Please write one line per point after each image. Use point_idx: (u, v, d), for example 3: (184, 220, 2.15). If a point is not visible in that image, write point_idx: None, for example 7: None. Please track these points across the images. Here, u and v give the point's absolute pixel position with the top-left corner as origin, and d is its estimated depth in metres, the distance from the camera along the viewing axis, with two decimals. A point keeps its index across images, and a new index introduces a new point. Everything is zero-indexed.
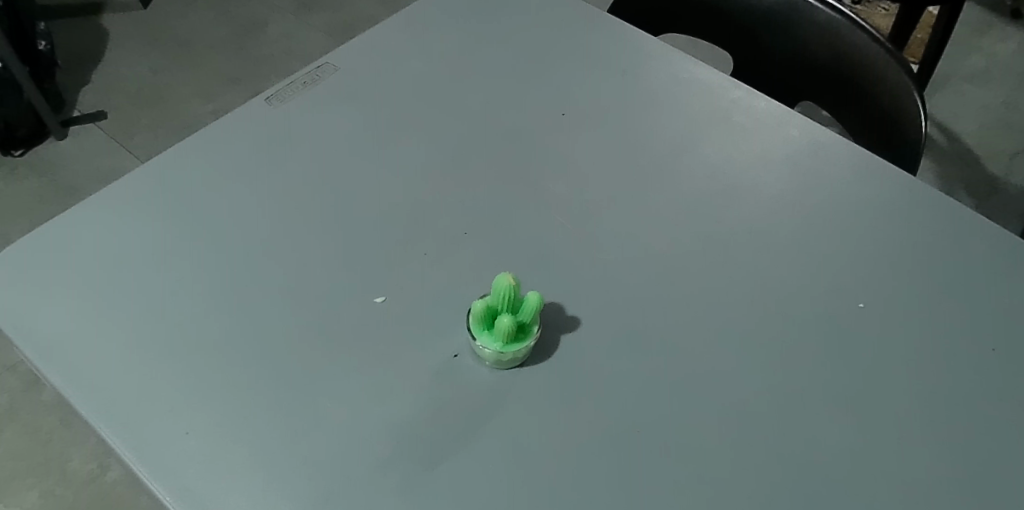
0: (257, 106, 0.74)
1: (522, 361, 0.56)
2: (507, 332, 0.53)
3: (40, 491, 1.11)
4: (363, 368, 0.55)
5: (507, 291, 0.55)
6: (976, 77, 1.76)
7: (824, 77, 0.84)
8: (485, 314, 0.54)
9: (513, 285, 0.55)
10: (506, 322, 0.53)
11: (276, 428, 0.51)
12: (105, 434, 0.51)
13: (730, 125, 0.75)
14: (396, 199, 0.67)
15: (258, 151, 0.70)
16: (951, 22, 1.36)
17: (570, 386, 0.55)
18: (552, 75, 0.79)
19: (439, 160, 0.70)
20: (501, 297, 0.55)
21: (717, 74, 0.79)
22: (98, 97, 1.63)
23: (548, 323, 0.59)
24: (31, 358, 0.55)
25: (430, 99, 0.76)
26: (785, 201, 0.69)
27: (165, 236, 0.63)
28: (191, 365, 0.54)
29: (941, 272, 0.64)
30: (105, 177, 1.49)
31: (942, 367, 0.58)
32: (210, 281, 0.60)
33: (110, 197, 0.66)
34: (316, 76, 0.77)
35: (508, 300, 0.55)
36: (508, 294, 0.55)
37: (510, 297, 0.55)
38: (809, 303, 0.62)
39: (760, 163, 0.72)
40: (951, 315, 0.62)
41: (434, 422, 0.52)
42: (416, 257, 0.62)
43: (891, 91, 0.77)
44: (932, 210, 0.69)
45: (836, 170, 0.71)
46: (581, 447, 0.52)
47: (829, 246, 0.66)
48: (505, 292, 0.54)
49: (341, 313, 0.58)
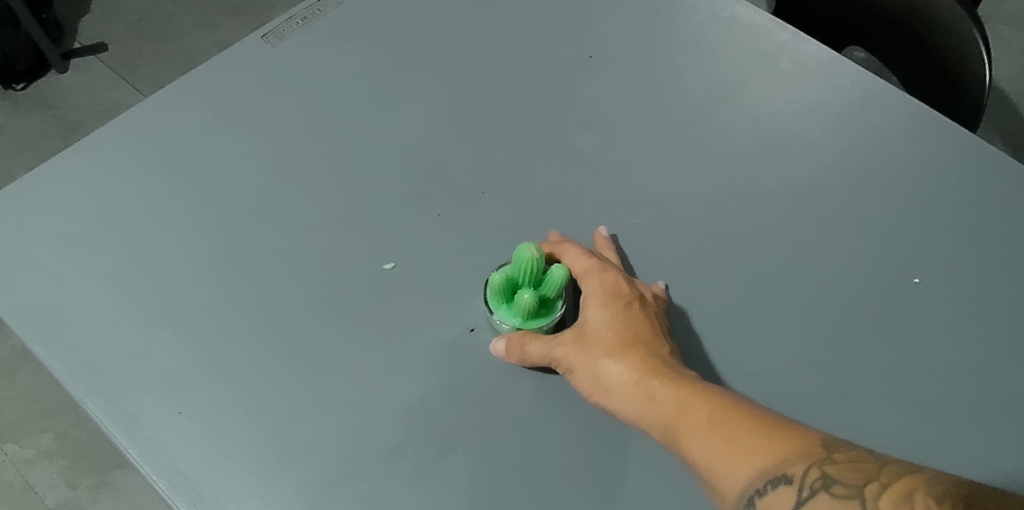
0: (253, 45, 0.67)
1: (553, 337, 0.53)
2: (526, 308, 0.49)
3: (54, 434, 1.05)
4: (372, 341, 0.51)
5: (531, 265, 0.50)
6: (1019, 20, 1.64)
7: (876, 21, 0.76)
8: (506, 291, 0.50)
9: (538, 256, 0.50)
10: (529, 306, 0.49)
11: (281, 406, 0.48)
12: (92, 412, 0.48)
13: (773, 74, 0.68)
14: (407, 152, 0.61)
15: (257, 97, 0.64)
16: None
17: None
18: (577, 12, 0.72)
19: (454, 109, 0.64)
20: (523, 272, 0.50)
21: (759, 14, 0.71)
22: (97, 29, 1.55)
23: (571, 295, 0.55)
24: (16, 326, 0.51)
25: (444, 40, 0.69)
26: (833, 161, 0.63)
27: (160, 192, 0.58)
28: (186, 336, 0.51)
29: (1000, 244, 0.59)
30: (108, 112, 1.43)
31: (999, 346, 0.54)
32: (208, 244, 0.55)
33: (102, 147, 0.61)
34: (318, 11, 0.70)
35: (530, 273, 0.50)
36: (532, 267, 0.50)
37: (532, 270, 0.50)
38: (857, 276, 0.57)
39: (805, 115, 0.65)
40: (1014, 292, 0.56)
41: (448, 403, 0.49)
42: (429, 219, 0.57)
43: (950, 37, 0.69)
44: (994, 172, 0.62)
45: (890, 127, 0.65)
46: (607, 432, 0.48)
47: (880, 211, 0.60)
48: (526, 265, 0.49)
49: (347, 280, 0.54)
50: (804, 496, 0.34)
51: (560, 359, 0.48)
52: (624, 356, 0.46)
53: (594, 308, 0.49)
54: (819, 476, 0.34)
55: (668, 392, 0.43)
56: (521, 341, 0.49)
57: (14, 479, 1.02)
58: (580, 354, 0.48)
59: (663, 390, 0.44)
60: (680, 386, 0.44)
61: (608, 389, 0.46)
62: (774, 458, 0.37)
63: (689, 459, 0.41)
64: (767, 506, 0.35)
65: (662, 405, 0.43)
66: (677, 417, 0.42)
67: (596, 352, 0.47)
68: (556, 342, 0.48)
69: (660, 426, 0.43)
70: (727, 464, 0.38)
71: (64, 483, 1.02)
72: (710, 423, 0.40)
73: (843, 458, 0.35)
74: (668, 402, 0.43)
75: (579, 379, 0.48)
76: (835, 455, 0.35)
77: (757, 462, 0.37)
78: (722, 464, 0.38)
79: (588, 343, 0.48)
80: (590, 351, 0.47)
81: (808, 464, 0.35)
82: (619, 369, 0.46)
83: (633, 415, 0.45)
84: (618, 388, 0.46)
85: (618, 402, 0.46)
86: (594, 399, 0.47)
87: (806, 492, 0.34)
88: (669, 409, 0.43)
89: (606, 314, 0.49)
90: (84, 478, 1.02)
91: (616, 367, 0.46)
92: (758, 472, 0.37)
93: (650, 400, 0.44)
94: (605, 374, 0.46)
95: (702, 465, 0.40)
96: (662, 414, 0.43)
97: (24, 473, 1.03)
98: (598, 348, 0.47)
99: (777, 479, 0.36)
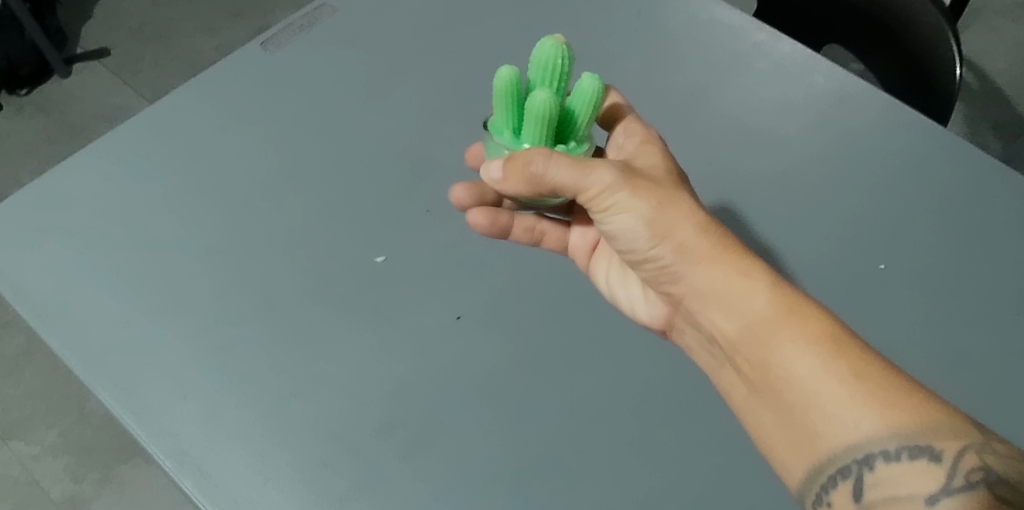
0: (252, 52, 0.70)
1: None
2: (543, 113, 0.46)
3: (60, 429, 1.09)
4: (365, 329, 0.54)
5: (549, 52, 0.47)
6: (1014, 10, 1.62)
7: (854, 18, 0.78)
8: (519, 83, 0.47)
9: (563, 48, 0.47)
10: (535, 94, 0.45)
11: (280, 389, 0.51)
12: (103, 396, 0.51)
13: (751, 73, 0.70)
14: (397, 151, 0.64)
15: (256, 100, 0.67)
16: None
17: (553, 244, 0.58)
18: (562, 15, 0.74)
19: (443, 110, 0.67)
20: (541, 63, 0.48)
21: (739, 15, 0.74)
22: (100, 34, 1.59)
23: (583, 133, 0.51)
24: (30, 318, 0.55)
25: (434, 44, 0.72)
26: (806, 155, 0.66)
27: (164, 191, 0.61)
28: (190, 326, 0.54)
29: (964, 232, 0.61)
30: (112, 116, 1.46)
31: (957, 329, 0.57)
32: (208, 240, 0.58)
33: (108, 148, 0.64)
34: (315, 17, 0.73)
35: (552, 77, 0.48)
36: (551, 56, 0.47)
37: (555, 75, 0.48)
38: (827, 263, 0.60)
39: (781, 112, 0.68)
40: (981, 279, 0.59)
41: (436, 385, 0.52)
42: (418, 214, 0.60)
43: (924, 35, 0.71)
44: (960, 164, 0.65)
45: (863, 123, 0.67)
46: (585, 412, 0.51)
47: (850, 202, 0.63)
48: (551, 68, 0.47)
49: (340, 272, 0.57)
50: (955, 483, 0.35)
51: (613, 191, 0.45)
52: (707, 221, 0.45)
53: (659, 166, 0.49)
54: (978, 467, 0.35)
55: (768, 294, 0.42)
56: (551, 154, 0.44)
57: (21, 474, 1.05)
58: (659, 191, 0.45)
59: (760, 286, 0.43)
60: (788, 292, 0.42)
61: (689, 240, 0.44)
62: (918, 424, 0.36)
63: (786, 371, 0.40)
64: (900, 473, 0.36)
65: (762, 303, 0.42)
66: (786, 315, 0.41)
67: (683, 204, 0.45)
68: (612, 170, 0.45)
69: (748, 319, 0.42)
70: (850, 406, 0.38)
71: (69, 477, 1.05)
72: (832, 347, 0.39)
73: (1004, 453, 0.35)
74: (771, 304, 0.42)
75: (654, 216, 0.45)
76: (996, 445, 0.35)
77: (893, 419, 0.37)
78: (850, 404, 0.38)
79: (672, 191, 0.46)
80: (676, 198, 0.45)
81: (964, 446, 0.35)
82: (695, 230, 0.44)
83: (706, 287, 0.44)
84: (692, 250, 0.44)
85: (690, 264, 0.44)
86: (659, 236, 0.45)
87: (957, 478, 0.35)
88: (767, 309, 0.42)
89: (672, 175, 0.49)
90: (89, 473, 1.05)
91: (691, 224, 0.44)
92: (893, 431, 0.37)
93: (743, 291, 0.43)
94: (678, 231, 0.44)
95: (809, 382, 0.39)
96: (756, 311, 0.42)
97: (31, 468, 1.06)
98: (683, 198, 0.46)
99: (916, 447, 0.36)
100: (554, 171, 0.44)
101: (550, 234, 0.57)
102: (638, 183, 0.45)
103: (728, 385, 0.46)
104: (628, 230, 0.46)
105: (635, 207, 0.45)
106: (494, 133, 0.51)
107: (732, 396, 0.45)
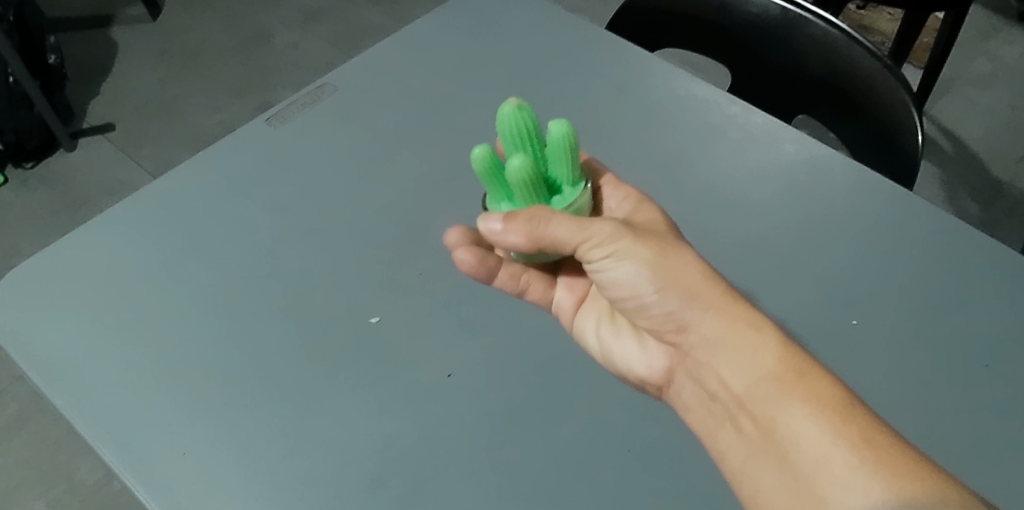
0: (256, 127, 0.75)
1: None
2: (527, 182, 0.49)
3: (47, 500, 1.07)
4: (357, 388, 0.56)
5: (510, 117, 0.51)
6: (986, 80, 1.69)
7: (821, 91, 0.83)
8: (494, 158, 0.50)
9: (521, 109, 0.51)
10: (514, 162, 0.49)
11: (273, 448, 0.53)
12: (104, 453, 0.53)
13: (727, 143, 0.75)
14: (391, 218, 0.67)
15: (257, 172, 0.71)
16: (948, 46, 1.29)
17: (535, 293, 0.58)
18: (548, 92, 0.80)
19: (435, 178, 0.71)
20: (507, 130, 0.51)
21: (713, 90, 0.79)
22: (106, 110, 1.65)
23: (570, 177, 0.54)
24: (36, 379, 0.57)
25: (427, 119, 0.76)
26: (779, 218, 0.69)
27: (167, 258, 0.64)
28: (189, 386, 0.56)
29: (935, 288, 0.64)
30: (113, 188, 1.50)
31: (930, 381, 0.59)
32: (211, 302, 0.61)
33: (117, 219, 0.67)
34: (316, 95, 0.78)
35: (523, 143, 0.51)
36: (513, 121, 0.51)
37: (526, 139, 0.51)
38: (801, 320, 0.62)
39: (755, 179, 0.72)
40: (952, 334, 0.61)
41: (425, 442, 0.54)
42: (410, 276, 0.63)
43: (887, 107, 0.76)
44: (928, 224, 0.68)
45: (833, 189, 0.71)
46: (569, 466, 0.53)
47: (823, 262, 0.66)
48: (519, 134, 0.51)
49: (335, 334, 0.59)
50: None
51: (614, 239, 0.48)
52: (712, 273, 0.47)
53: (654, 223, 0.53)
54: None
55: (778, 352, 0.44)
56: (552, 212, 0.48)
57: None
58: (660, 241, 0.49)
59: (769, 343, 0.44)
60: (797, 353, 0.44)
61: (696, 289, 0.46)
62: (925, 493, 0.37)
63: (794, 430, 0.42)
64: None
65: (772, 359, 0.44)
66: (796, 375, 0.43)
67: (689, 258, 0.48)
68: (611, 222, 0.49)
69: (757, 376, 0.44)
70: (857, 471, 0.38)
71: None
72: (841, 410, 0.41)
73: None
74: (781, 363, 0.44)
75: (659, 266, 0.48)
76: None
77: (901, 488, 0.37)
78: (856, 468, 0.39)
79: (675, 245, 0.49)
80: (679, 250, 0.49)
81: None
82: (700, 277, 0.47)
83: (713, 338, 0.46)
84: (699, 298, 0.46)
85: (697, 311, 0.46)
86: (663, 283, 0.48)
87: None
88: (777, 367, 0.43)
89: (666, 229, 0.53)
90: None
91: (696, 270, 0.47)
92: (901, 500, 0.37)
93: (753, 345, 0.44)
94: (683, 279, 0.47)
95: (817, 442, 0.40)
96: (766, 368, 0.44)
97: None
98: (684, 249, 0.49)
99: None
100: (555, 226, 0.48)
101: (534, 285, 0.58)
102: (640, 232, 0.49)
103: (723, 444, 0.47)
104: (630, 277, 0.49)
105: (638, 253, 0.48)
106: (489, 203, 0.55)
107: (733, 457, 0.46)
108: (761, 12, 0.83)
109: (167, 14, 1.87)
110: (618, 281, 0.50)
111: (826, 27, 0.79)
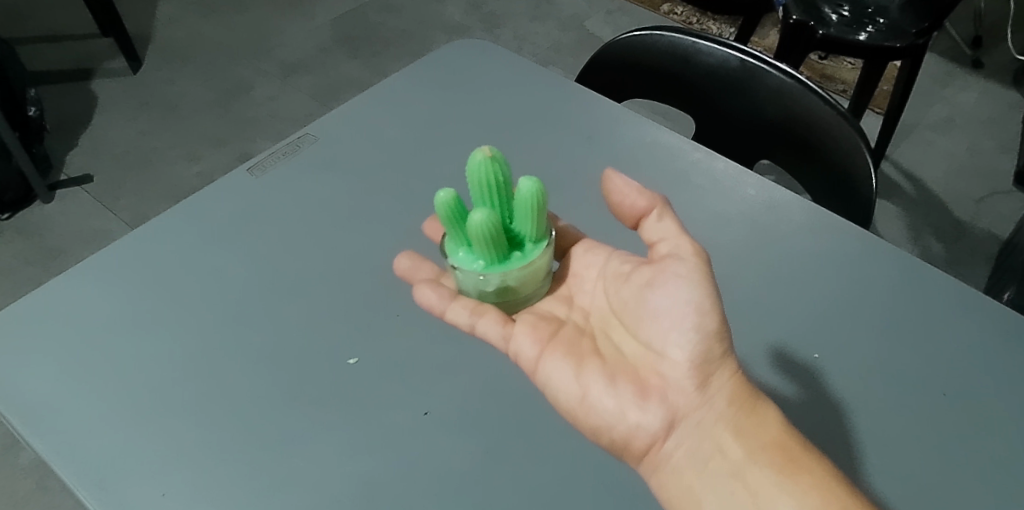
0: (237, 176, 0.77)
1: (502, 269, 0.56)
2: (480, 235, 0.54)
3: None
4: (335, 428, 0.57)
5: (480, 167, 0.55)
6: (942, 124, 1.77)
7: (777, 136, 0.88)
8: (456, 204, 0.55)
9: (493, 161, 0.55)
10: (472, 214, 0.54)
11: (251, 488, 0.54)
12: (83, 496, 0.53)
13: (691, 187, 0.79)
14: (369, 262, 0.69)
15: (238, 219, 0.73)
16: (904, 95, 1.36)
17: (489, 329, 0.58)
18: (522, 141, 0.83)
19: (413, 223, 0.73)
20: (477, 178, 0.56)
21: (679, 137, 0.83)
22: (85, 161, 1.66)
23: (534, 234, 0.58)
24: (15, 422, 0.57)
25: (405, 167, 0.79)
26: (743, 258, 0.72)
27: (148, 303, 0.65)
28: (169, 429, 0.57)
29: (892, 322, 0.67)
30: (90, 239, 1.50)
31: (887, 409, 0.61)
32: (190, 347, 0.62)
33: (98, 266, 0.68)
34: (296, 146, 0.81)
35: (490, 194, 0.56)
36: (484, 171, 0.55)
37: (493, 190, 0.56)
38: (765, 354, 0.65)
39: (719, 221, 0.76)
40: (909, 364, 0.64)
41: (403, 478, 0.55)
42: (388, 318, 0.64)
43: (841, 151, 0.81)
44: (884, 261, 0.72)
45: (792, 229, 0.75)
46: (544, 499, 0.54)
47: (785, 298, 0.69)
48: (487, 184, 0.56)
49: (314, 375, 0.60)
50: None
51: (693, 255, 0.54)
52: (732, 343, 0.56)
53: None
54: None
55: (778, 426, 0.53)
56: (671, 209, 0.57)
57: None
58: None
59: (769, 417, 0.53)
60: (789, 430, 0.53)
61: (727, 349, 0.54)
62: None
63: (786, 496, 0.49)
64: None
65: (775, 429, 0.52)
66: (791, 446, 0.51)
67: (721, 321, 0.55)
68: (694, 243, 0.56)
69: (763, 442, 0.51)
70: None
71: None
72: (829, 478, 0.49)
73: None
74: (780, 435, 0.52)
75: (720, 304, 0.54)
76: None
77: None
78: None
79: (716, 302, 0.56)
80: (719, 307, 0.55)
81: None
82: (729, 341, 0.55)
83: (729, 402, 0.53)
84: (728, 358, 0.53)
85: (724, 372, 0.53)
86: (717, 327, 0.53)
87: None
88: (778, 437, 0.52)
89: None
90: None
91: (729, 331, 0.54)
92: None
93: (758, 418, 0.52)
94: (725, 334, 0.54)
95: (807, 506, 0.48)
96: (768, 437, 0.52)
97: None
98: None
99: None
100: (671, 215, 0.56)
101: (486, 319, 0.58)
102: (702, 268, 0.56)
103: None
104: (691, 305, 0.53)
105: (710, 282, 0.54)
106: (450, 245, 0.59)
107: None
108: (720, 64, 0.88)
109: (148, 67, 1.91)
110: (676, 303, 0.54)
111: (782, 77, 0.84)
